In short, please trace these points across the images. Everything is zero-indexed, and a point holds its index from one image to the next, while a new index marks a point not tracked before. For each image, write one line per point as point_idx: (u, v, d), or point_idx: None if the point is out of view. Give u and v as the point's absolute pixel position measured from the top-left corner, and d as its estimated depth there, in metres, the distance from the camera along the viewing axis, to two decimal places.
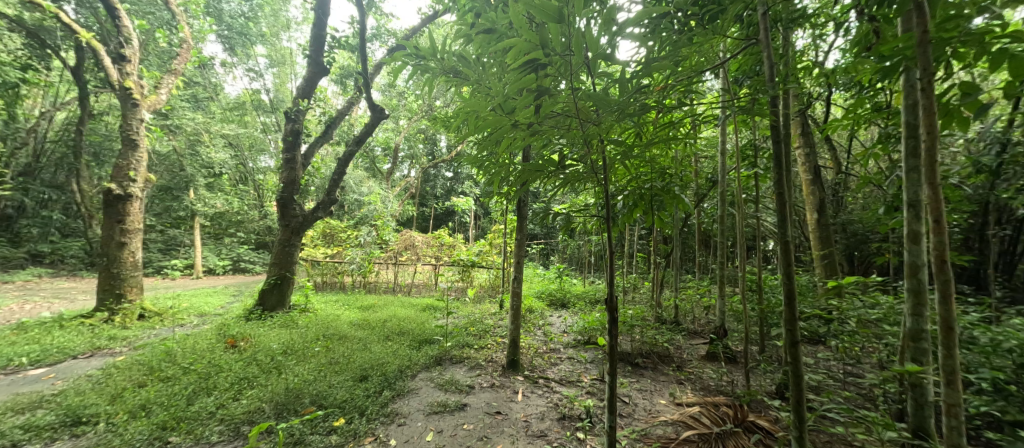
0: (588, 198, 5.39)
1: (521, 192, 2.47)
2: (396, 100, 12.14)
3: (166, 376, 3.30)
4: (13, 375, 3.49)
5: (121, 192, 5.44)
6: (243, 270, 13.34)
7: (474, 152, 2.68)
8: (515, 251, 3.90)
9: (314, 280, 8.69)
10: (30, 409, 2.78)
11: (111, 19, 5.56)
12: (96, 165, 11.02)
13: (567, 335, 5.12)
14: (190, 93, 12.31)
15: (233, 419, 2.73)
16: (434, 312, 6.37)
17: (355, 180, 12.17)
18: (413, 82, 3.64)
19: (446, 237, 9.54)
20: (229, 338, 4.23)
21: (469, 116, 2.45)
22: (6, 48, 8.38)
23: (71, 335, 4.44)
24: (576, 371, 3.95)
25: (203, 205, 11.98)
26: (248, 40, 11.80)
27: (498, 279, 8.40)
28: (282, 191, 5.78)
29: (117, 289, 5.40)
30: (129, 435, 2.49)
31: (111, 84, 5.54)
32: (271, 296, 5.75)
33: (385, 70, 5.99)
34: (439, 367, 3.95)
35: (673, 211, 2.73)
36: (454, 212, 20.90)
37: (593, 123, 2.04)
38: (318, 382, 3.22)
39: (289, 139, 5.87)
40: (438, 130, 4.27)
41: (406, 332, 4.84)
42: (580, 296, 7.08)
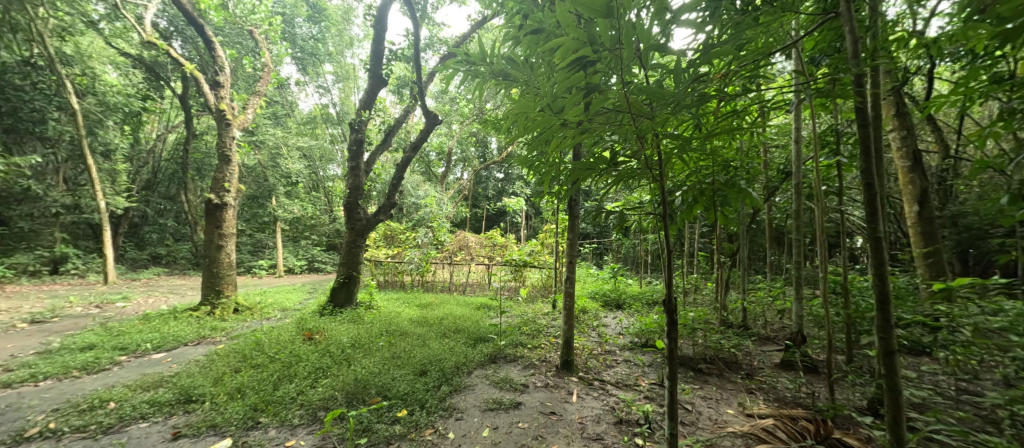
0: (644, 195, 5.18)
1: (571, 191, 2.44)
2: (449, 105, 12.59)
3: (256, 364, 3.72)
4: (142, 357, 4.15)
5: (218, 202, 6.22)
6: (316, 270, 14.64)
7: (523, 153, 2.69)
8: (568, 250, 3.85)
9: (378, 279, 9.30)
10: (154, 387, 3.28)
11: (207, 50, 6.36)
12: (199, 178, 12.75)
13: (624, 337, 4.96)
14: (271, 111, 13.86)
15: (311, 404, 3.00)
16: (488, 310, 6.51)
17: (412, 184, 12.82)
18: (464, 87, 3.72)
19: (499, 237, 9.69)
20: (306, 331, 4.67)
21: (518, 118, 2.48)
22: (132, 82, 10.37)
23: (182, 325, 5.17)
24: (633, 374, 3.81)
25: (283, 211, 13.29)
26: (317, 59, 13.10)
27: (550, 278, 8.37)
28: (348, 196, 6.25)
29: (217, 286, 6.18)
30: (229, 415, 2.85)
31: (210, 107, 6.35)
32: (341, 294, 6.22)
33: (438, 77, 6.23)
34: (493, 365, 4.03)
35: (738, 207, 2.53)
36: (505, 212, 21.24)
37: (646, 117, 1.96)
38: (382, 374, 3.43)
39: (353, 148, 6.33)
40: (490, 133, 4.36)
41: (462, 330, 5.00)
42: (637, 296, 6.82)
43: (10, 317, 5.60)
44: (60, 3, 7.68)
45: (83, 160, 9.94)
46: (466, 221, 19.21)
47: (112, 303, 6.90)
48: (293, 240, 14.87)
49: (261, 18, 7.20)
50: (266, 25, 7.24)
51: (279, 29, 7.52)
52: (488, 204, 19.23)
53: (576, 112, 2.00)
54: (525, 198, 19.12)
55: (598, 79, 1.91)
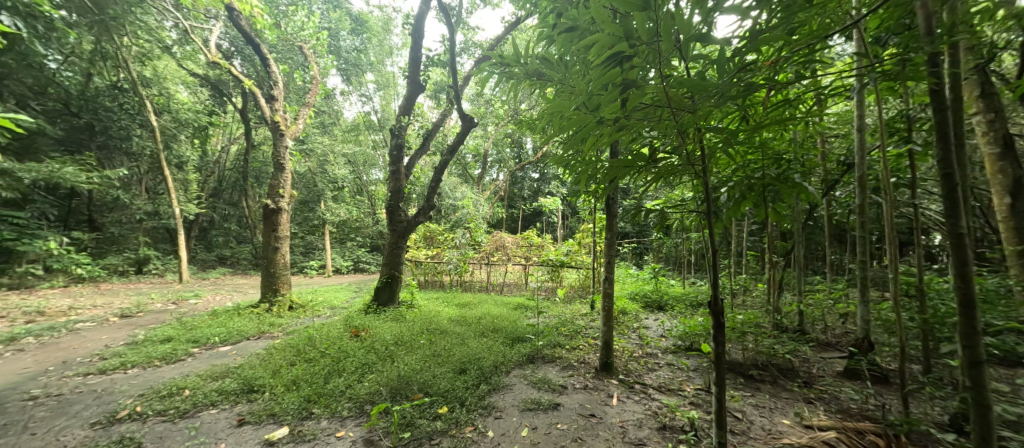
0: (687, 192, 4.96)
1: (609, 190, 2.40)
2: (484, 107, 12.75)
3: (309, 358, 3.97)
4: (211, 349, 4.57)
5: (274, 207, 6.70)
6: (361, 270, 15.33)
7: (558, 154, 2.68)
8: (606, 250, 3.77)
9: (419, 279, 9.60)
10: (222, 377, 3.58)
11: (263, 67, 6.85)
12: (257, 186, 13.82)
13: (666, 339, 4.79)
14: (320, 121, 14.78)
15: (358, 398, 3.15)
16: (525, 310, 6.51)
17: (450, 186, 13.08)
18: (499, 88, 3.74)
19: (535, 237, 9.67)
20: (353, 329, 4.92)
21: (553, 117, 2.48)
22: (200, 100, 11.54)
23: (244, 321, 5.62)
24: (677, 379, 3.66)
25: (331, 215, 14.07)
26: (360, 69, 13.93)
27: (588, 279, 8.24)
28: (389, 199, 6.48)
29: (273, 285, 6.66)
30: (286, 405, 3.06)
31: (266, 120, 6.85)
32: (384, 293, 6.46)
33: (473, 80, 6.34)
34: (531, 365, 4.03)
35: (791, 203, 2.35)
36: (541, 213, 21.20)
37: (687, 111, 1.90)
38: (424, 371, 3.54)
39: (394, 153, 6.58)
40: (525, 133, 4.36)
41: (500, 329, 5.05)
42: (680, 298, 6.55)
43: (105, 311, 6.35)
44: (140, 32, 8.64)
45: (161, 171, 11.10)
46: (503, 222, 19.36)
47: (186, 300, 7.62)
48: (340, 242, 15.66)
49: (310, 34, 7.69)
50: (314, 40, 7.73)
51: (325, 42, 7.96)
52: (524, 205, 19.27)
53: (613, 109, 1.96)
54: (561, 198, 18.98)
55: (636, 74, 1.87)
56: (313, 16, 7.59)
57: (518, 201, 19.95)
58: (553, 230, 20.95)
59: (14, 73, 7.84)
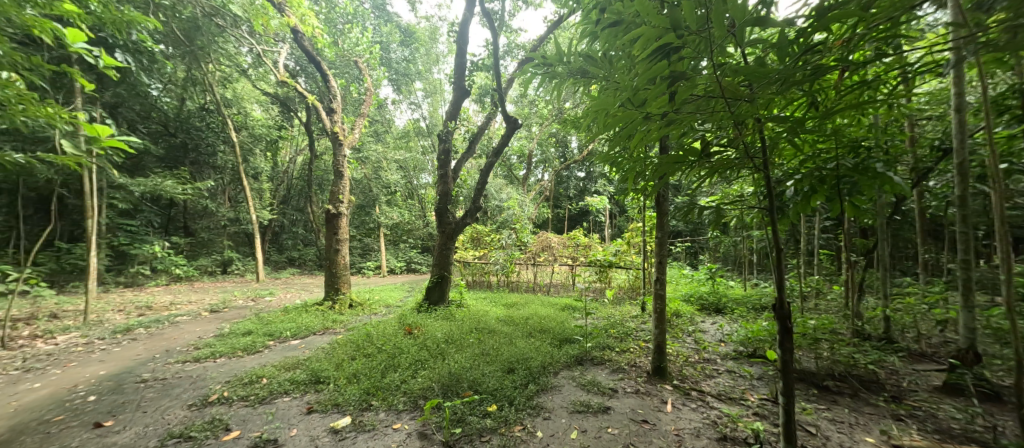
0: (747, 187, 4.62)
1: (658, 188, 2.32)
2: (527, 108, 12.79)
3: (367, 353, 4.22)
4: (283, 341, 5.02)
5: (334, 212, 7.20)
6: (413, 270, 16.01)
7: (604, 152, 2.63)
8: (657, 250, 3.62)
9: (467, 279, 9.86)
10: (293, 367, 3.93)
11: (324, 83, 7.37)
12: (320, 192, 14.96)
13: (725, 344, 4.50)
14: (374, 130, 15.71)
15: (412, 393, 3.30)
16: (572, 312, 6.43)
17: (495, 187, 13.26)
18: (543, 88, 3.72)
19: (582, 237, 9.51)
20: (407, 326, 5.15)
21: (597, 115, 2.44)
22: (271, 116, 12.74)
23: (311, 317, 6.10)
24: (738, 387, 3.43)
25: (385, 218, 14.84)
26: (409, 78, 14.53)
27: (638, 279, 7.97)
28: (438, 202, 6.70)
29: (335, 284, 7.16)
30: (348, 396, 3.28)
31: (326, 131, 7.39)
32: (434, 293, 6.69)
33: (517, 82, 6.40)
34: (580, 367, 3.97)
35: (872, 195, 2.10)
36: (588, 212, 20.84)
37: (744, 101, 1.78)
38: (473, 369, 3.62)
39: (442, 157, 6.79)
40: (569, 131, 4.31)
41: (548, 330, 5.04)
42: (741, 301, 6.12)
43: (198, 307, 7.21)
44: (222, 59, 9.77)
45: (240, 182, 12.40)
46: (548, 222, 19.29)
47: (262, 298, 8.43)
48: (394, 244, 16.45)
49: (363, 48, 8.21)
50: (367, 54, 8.22)
51: (377, 55, 8.41)
52: (570, 204, 19.06)
53: (661, 103, 1.90)
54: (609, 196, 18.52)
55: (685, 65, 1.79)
56: (366, 32, 8.08)
57: (564, 200, 19.76)
58: (601, 230, 20.50)
59: (125, 101, 8.93)
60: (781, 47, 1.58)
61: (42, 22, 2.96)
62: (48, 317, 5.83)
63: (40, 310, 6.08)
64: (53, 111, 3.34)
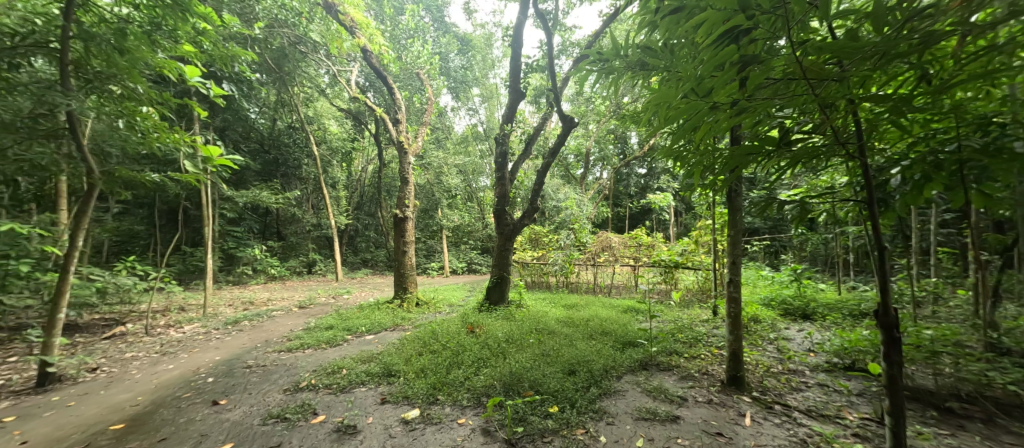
0: (839, 178, 4.09)
1: (731, 182, 2.14)
2: (583, 106, 12.56)
3: (433, 349, 4.43)
4: (360, 336, 5.46)
5: (401, 216, 7.67)
6: (474, 271, 16.47)
7: (666, 147, 2.49)
8: (730, 249, 3.36)
9: (526, 279, 9.94)
10: (368, 360, 4.26)
11: (390, 96, 7.89)
12: (388, 198, 16.05)
13: (815, 354, 4.02)
14: (435, 137, 16.55)
15: (475, 390, 3.40)
16: (636, 314, 6.18)
17: (553, 188, 13.21)
18: (600, 85, 3.61)
19: (645, 236, 9.09)
20: (469, 325, 5.32)
21: (657, 109, 2.33)
22: (345, 130, 13.95)
23: (383, 314, 6.56)
24: (832, 404, 3.04)
25: (446, 221, 15.45)
26: (466, 85, 15.08)
27: (708, 281, 7.43)
28: (496, 204, 6.82)
29: (403, 284, 7.62)
30: (417, 390, 3.47)
31: (393, 141, 7.90)
32: (495, 292, 6.83)
33: (572, 80, 6.33)
34: (645, 373, 3.80)
35: (1010, 181, 1.73)
36: (651, 210, 19.86)
37: (832, 80, 1.58)
38: (534, 370, 3.63)
39: (499, 160, 6.93)
40: (628, 127, 4.16)
41: (610, 332, 4.89)
42: (835, 306, 5.42)
43: (289, 303, 8.12)
44: (305, 81, 10.94)
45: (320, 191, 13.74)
46: (608, 221, 18.72)
47: (341, 296, 9.25)
48: (455, 245, 17.07)
49: (424, 61, 8.67)
50: (427, 66, 8.66)
51: (436, 65, 8.83)
52: (631, 202, 18.31)
53: (730, 91, 1.76)
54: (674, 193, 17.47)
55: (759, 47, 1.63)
56: (426, 45, 8.52)
57: (624, 198, 19.02)
58: (665, 228, 19.42)
59: (231, 124, 10.55)
60: (879, 16, 1.38)
61: (170, 64, 3.58)
62: (178, 310, 6.95)
63: (172, 303, 7.27)
64: (178, 136, 4.00)
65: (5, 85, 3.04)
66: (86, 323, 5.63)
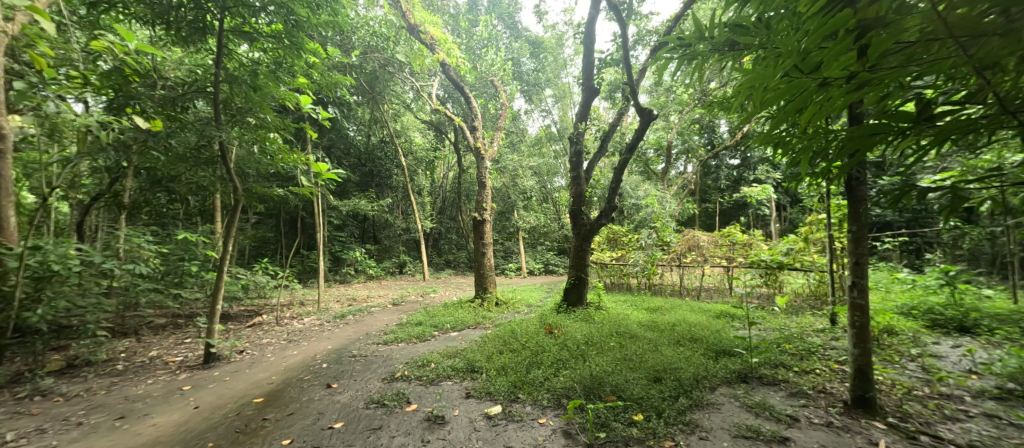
0: (1011, 155, 3.24)
1: (851, 170, 1.83)
2: (663, 97, 11.80)
3: (513, 348, 4.53)
4: (445, 333, 5.81)
5: (479, 219, 7.99)
6: (551, 272, 16.44)
7: (765, 133, 2.22)
8: (852, 248, 2.87)
9: (604, 281, 9.69)
10: (453, 355, 4.52)
11: (467, 105, 8.27)
12: (467, 202, 16.87)
13: (979, 377, 3.23)
14: (509, 140, 17.08)
15: (555, 391, 3.39)
16: (730, 320, 5.61)
17: (631, 185, 12.62)
18: (682, 72, 3.34)
19: (739, 234, 8.16)
20: (547, 326, 5.33)
21: (751, 91, 2.09)
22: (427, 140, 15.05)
23: (466, 312, 6.91)
24: (1008, 440, 2.40)
25: (523, 222, 15.66)
26: (539, 87, 15.35)
27: (823, 285, 6.41)
28: (572, 204, 6.72)
29: (483, 284, 7.93)
30: (499, 387, 3.58)
31: (471, 147, 8.27)
32: (572, 294, 6.73)
33: (651, 70, 5.99)
34: (744, 386, 3.41)
35: None
36: (747, 204, 17.83)
37: (994, 36, 1.25)
38: (616, 374, 3.50)
39: (573, 160, 6.82)
40: (717, 114, 3.79)
41: (700, 339, 4.52)
42: (1010, 318, 4.29)
43: (385, 300, 8.98)
44: (394, 99, 12.17)
45: (407, 198, 15.00)
46: (695, 218, 17.27)
47: (429, 295, 9.94)
48: (531, 246, 17.24)
49: (498, 68, 8.98)
50: (500, 72, 8.97)
51: (508, 70, 9.06)
52: (723, 197, 16.65)
53: (846, 62, 1.51)
54: (777, 184, 15.42)
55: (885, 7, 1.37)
56: (499, 52, 8.81)
57: (714, 193, 17.35)
58: (766, 224, 17.27)
59: (335, 143, 12.30)
60: None
61: (289, 95, 4.25)
62: (299, 304, 8.15)
63: (295, 298, 8.55)
64: (297, 157, 4.64)
65: (178, 124, 3.93)
66: (235, 312, 6.95)
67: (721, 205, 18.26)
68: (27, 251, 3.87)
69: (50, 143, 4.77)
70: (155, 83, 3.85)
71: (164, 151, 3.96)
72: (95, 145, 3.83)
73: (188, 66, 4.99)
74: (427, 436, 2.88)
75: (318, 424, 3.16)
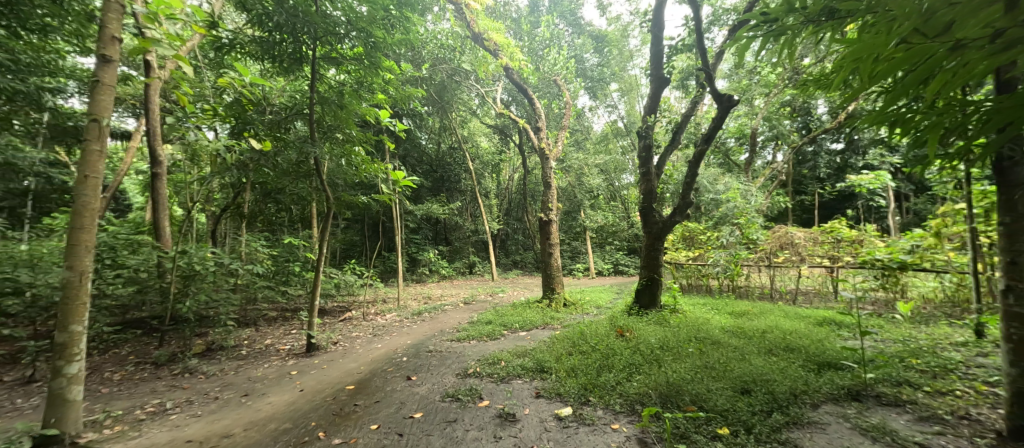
0: None
1: (1005, 147, 1.48)
2: (745, 80, 10.72)
3: (583, 350, 4.45)
4: (514, 332, 5.91)
5: (545, 219, 8.00)
6: (621, 272, 15.82)
7: (876, 111, 1.89)
8: (1008, 244, 2.33)
9: (680, 282, 9.11)
10: (522, 355, 4.58)
11: (531, 107, 8.31)
12: (533, 202, 17.04)
13: None
14: (574, 139, 16.90)
15: (628, 397, 3.26)
16: (835, 328, 4.91)
17: (709, 179, 11.64)
18: (768, 51, 2.99)
19: (846, 230, 6.97)
20: (618, 328, 5.16)
21: (857, 64, 1.80)
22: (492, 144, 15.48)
23: (534, 313, 6.95)
24: None
25: (590, 221, 15.29)
26: (603, 82, 15.07)
27: (964, 289, 5.31)
28: (642, 202, 6.40)
29: (551, 284, 7.92)
30: (569, 389, 3.54)
31: (536, 148, 8.31)
32: (645, 296, 6.42)
33: (730, 53, 5.48)
34: (856, 404, 2.95)
35: None
36: (855, 194, 15.43)
37: None
38: (696, 383, 3.26)
39: (642, 155, 6.50)
40: (813, 93, 3.34)
41: (797, 349, 4.02)
42: None
43: (458, 299, 9.40)
44: (461, 106, 12.81)
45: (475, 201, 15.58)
46: (788, 213, 15.38)
47: (498, 294, 10.19)
48: (599, 246, 16.80)
49: (561, 67, 8.94)
50: (563, 70, 8.91)
51: (572, 68, 8.95)
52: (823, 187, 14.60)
53: (990, 17, 1.23)
54: (895, 169, 13.09)
55: None
56: (562, 51, 8.77)
57: (812, 183, 15.27)
58: (882, 217, 14.75)
59: (408, 152, 13.23)
60: None
61: (370, 111, 4.68)
62: (383, 302, 8.88)
63: (379, 296, 9.33)
64: (378, 167, 5.08)
65: (282, 144, 4.54)
66: (329, 307, 7.83)
67: (821, 197, 16.03)
68: (177, 254, 4.77)
69: (191, 165, 5.82)
70: (265, 109, 4.51)
71: (273, 167, 4.60)
72: (223, 166, 4.59)
73: (289, 93, 5.74)
74: (499, 433, 2.96)
75: (400, 412, 3.42)
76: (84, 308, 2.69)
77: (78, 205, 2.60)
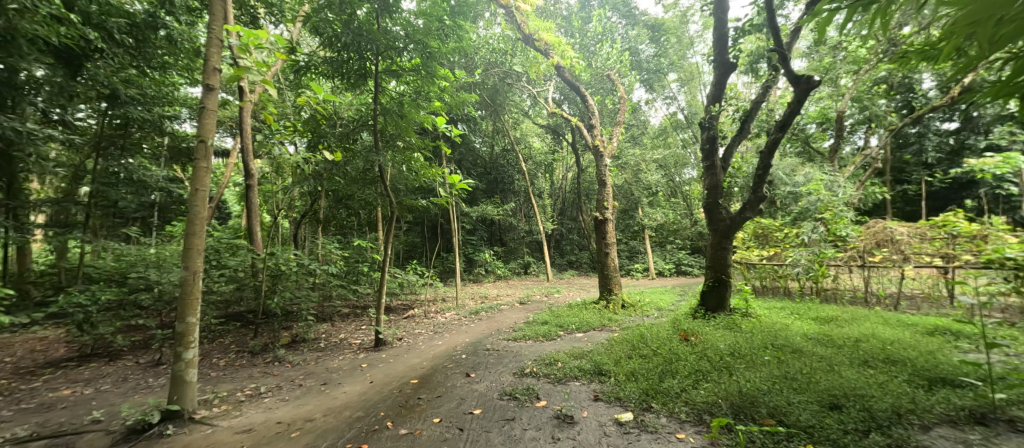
0: None
1: None
2: (828, 58, 9.60)
3: (643, 354, 4.27)
4: (571, 333, 5.84)
5: (600, 218, 7.81)
6: (684, 273, 14.92)
7: (1001, 82, 1.58)
8: None
9: (752, 284, 8.39)
10: (579, 357, 4.51)
11: (584, 105, 8.15)
12: (587, 201, 16.75)
13: None
14: (630, 134, 16.33)
15: (695, 406, 3.06)
16: (950, 339, 4.20)
17: (785, 171, 10.59)
18: (855, 23, 2.63)
19: (963, 224, 5.82)
20: (682, 332, 4.88)
21: (971, 27, 1.53)
22: (545, 144, 15.49)
23: (591, 314, 6.82)
24: None
25: (648, 220, 14.64)
26: (661, 73, 14.43)
27: None
28: (707, 197, 5.99)
29: (608, 285, 7.72)
30: (629, 394, 3.41)
31: (589, 146, 8.14)
32: (712, 298, 6.00)
33: (808, 29, 4.94)
34: (981, 429, 2.50)
35: None
36: (977, 181, 13.04)
37: None
38: (774, 395, 2.98)
39: (706, 147, 6.06)
40: (917, 65, 2.88)
41: (900, 362, 3.50)
42: None
43: (514, 299, 9.52)
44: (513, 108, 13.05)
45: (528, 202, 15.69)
46: (886, 205, 13.43)
47: (554, 295, 10.16)
48: (659, 245, 16.02)
49: (615, 61, 8.65)
50: (618, 65, 8.59)
51: (627, 61, 8.63)
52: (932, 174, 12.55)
53: None
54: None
55: None
56: (617, 46, 8.47)
57: (917, 170, 13.14)
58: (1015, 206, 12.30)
59: (463, 155, 13.70)
60: None
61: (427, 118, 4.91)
62: (443, 301, 9.26)
63: (439, 295, 9.73)
64: (435, 171, 5.31)
65: (350, 154, 4.93)
66: (394, 305, 8.33)
67: (930, 185, 13.78)
68: (267, 256, 5.39)
69: (276, 176, 6.55)
70: (335, 123, 4.95)
71: (344, 176, 5.03)
72: (303, 176, 5.11)
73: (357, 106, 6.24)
74: (558, 434, 2.94)
75: (461, 408, 3.54)
76: (197, 302, 3.13)
77: (192, 214, 3.04)
